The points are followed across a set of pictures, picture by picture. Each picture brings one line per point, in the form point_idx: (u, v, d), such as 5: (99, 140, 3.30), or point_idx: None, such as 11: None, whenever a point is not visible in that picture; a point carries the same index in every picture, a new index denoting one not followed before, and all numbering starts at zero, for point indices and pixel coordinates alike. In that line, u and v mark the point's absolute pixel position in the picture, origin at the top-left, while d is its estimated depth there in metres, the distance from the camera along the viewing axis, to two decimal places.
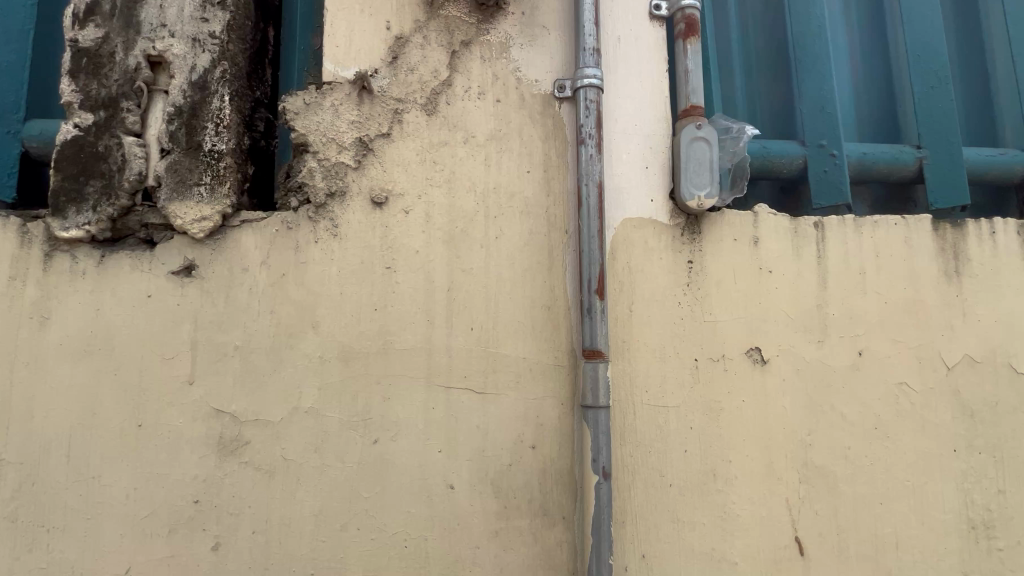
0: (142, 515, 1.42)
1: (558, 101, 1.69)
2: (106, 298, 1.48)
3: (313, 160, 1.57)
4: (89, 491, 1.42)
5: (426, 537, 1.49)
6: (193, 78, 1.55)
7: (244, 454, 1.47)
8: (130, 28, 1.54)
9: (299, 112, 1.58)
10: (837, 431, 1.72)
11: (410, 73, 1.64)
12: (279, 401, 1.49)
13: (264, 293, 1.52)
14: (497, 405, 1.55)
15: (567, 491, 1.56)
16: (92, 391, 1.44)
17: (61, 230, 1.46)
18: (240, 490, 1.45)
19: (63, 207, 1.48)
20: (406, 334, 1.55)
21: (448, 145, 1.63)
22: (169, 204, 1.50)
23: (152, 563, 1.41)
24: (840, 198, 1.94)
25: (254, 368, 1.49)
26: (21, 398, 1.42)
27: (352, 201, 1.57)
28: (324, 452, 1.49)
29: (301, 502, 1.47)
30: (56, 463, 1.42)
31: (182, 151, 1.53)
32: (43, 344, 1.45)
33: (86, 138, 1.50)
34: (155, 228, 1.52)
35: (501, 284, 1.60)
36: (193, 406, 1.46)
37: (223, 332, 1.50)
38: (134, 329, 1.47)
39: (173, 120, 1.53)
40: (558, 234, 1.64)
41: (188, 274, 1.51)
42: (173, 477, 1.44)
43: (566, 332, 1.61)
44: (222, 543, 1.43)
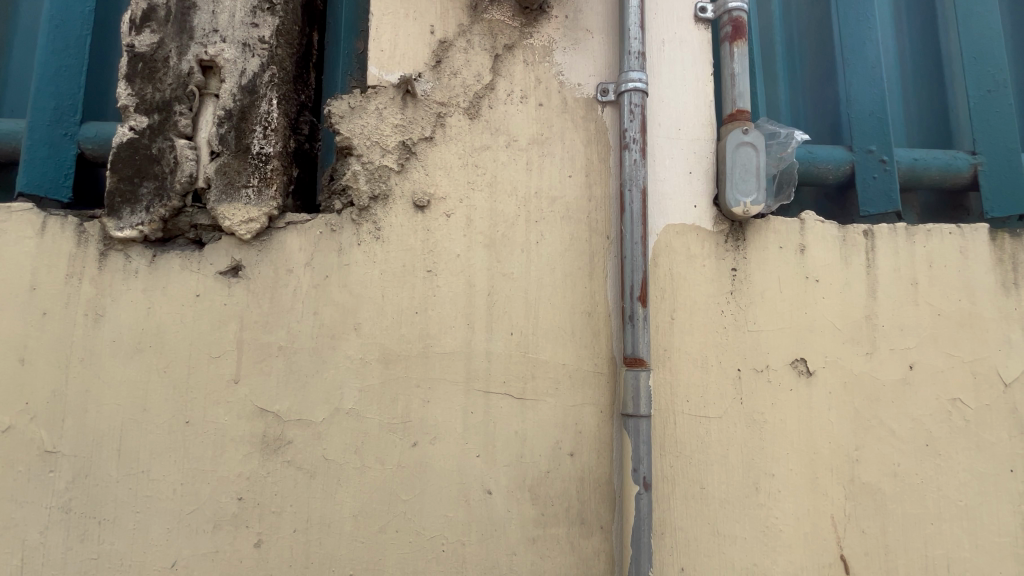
0: (188, 511, 1.45)
1: (601, 105, 1.68)
2: (157, 297, 1.51)
3: (357, 163, 1.59)
4: (139, 484, 1.45)
5: (464, 542, 1.49)
6: (243, 82, 1.58)
7: (287, 453, 1.49)
8: (184, 33, 1.58)
9: (344, 115, 1.60)
10: (886, 447, 1.66)
11: (454, 77, 1.64)
12: (321, 402, 1.51)
13: (308, 294, 1.54)
14: (536, 410, 1.54)
15: (605, 499, 1.54)
16: (143, 387, 1.48)
17: (115, 230, 1.50)
18: (282, 488, 1.47)
19: (118, 207, 1.52)
20: (446, 339, 1.55)
21: (490, 149, 1.63)
22: (218, 206, 1.53)
23: (197, 557, 1.44)
24: (889, 205, 1.88)
25: (297, 368, 1.51)
26: (76, 392, 1.47)
27: (395, 204, 1.58)
28: (364, 453, 1.50)
29: (341, 503, 1.48)
30: (108, 456, 1.46)
31: (232, 153, 1.56)
32: (97, 341, 1.49)
33: (141, 141, 1.54)
34: (204, 229, 1.55)
35: (541, 289, 1.59)
36: (238, 404, 1.49)
37: (268, 332, 1.52)
38: (183, 328, 1.51)
39: (223, 124, 1.56)
40: (599, 240, 1.62)
41: (236, 274, 1.54)
42: (218, 474, 1.47)
43: (607, 339, 1.59)
44: (264, 541, 1.45)
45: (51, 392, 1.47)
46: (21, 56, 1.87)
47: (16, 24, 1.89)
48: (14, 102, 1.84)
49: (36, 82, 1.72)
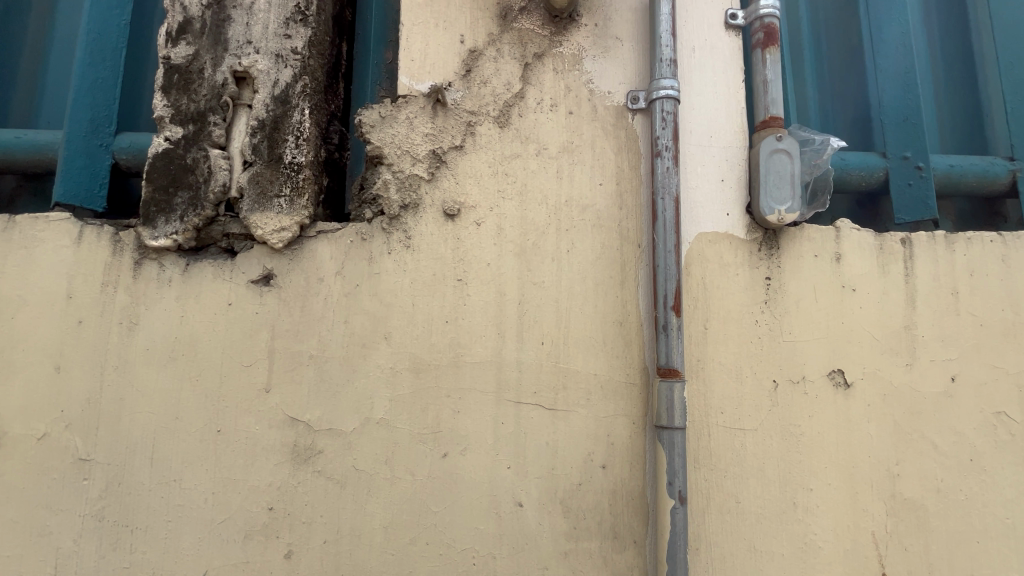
0: (219, 520, 1.45)
1: (631, 113, 1.66)
2: (191, 305, 1.52)
3: (388, 172, 1.59)
4: (171, 493, 1.45)
5: (494, 556, 1.46)
6: (276, 92, 1.59)
7: (317, 463, 1.48)
8: (218, 45, 1.60)
9: (375, 124, 1.60)
10: (929, 461, 1.61)
11: (483, 86, 1.64)
12: (351, 411, 1.50)
13: (338, 303, 1.54)
14: (568, 421, 1.52)
15: (638, 513, 1.51)
16: (175, 396, 1.48)
17: (150, 239, 1.52)
18: (313, 499, 1.46)
19: (153, 217, 1.53)
20: (477, 348, 1.53)
21: (520, 158, 1.62)
22: (250, 215, 1.54)
23: (227, 568, 1.43)
24: (925, 213, 1.84)
25: (328, 377, 1.51)
26: (110, 399, 1.48)
27: (425, 213, 1.58)
28: (394, 464, 1.48)
29: (371, 514, 1.46)
30: (140, 464, 1.46)
31: (264, 163, 1.57)
32: (130, 349, 1.50)
33: (176, 151, 1.56)
34: (236, 238, 1.56)
35: (572, 298, 1.57)
36: (269, 413, 1.49)
37: (300, 340, 1.52)
38: (215, 336, 1.51)
39: (256, 133, 1.58)
40: (630, 249, 1.60)
41: (267, 283, 1.54)
42: (249, 483, 1.46)
43: (639, 349, 1.57)
44: (294, 552, 1.44)
45: (85, 399, 1.47)
46: (58, 69, 1.91)
47: (52, 39, 1.93)
48: (50, 114, 1.88)
49: (71, 94, 1.75)
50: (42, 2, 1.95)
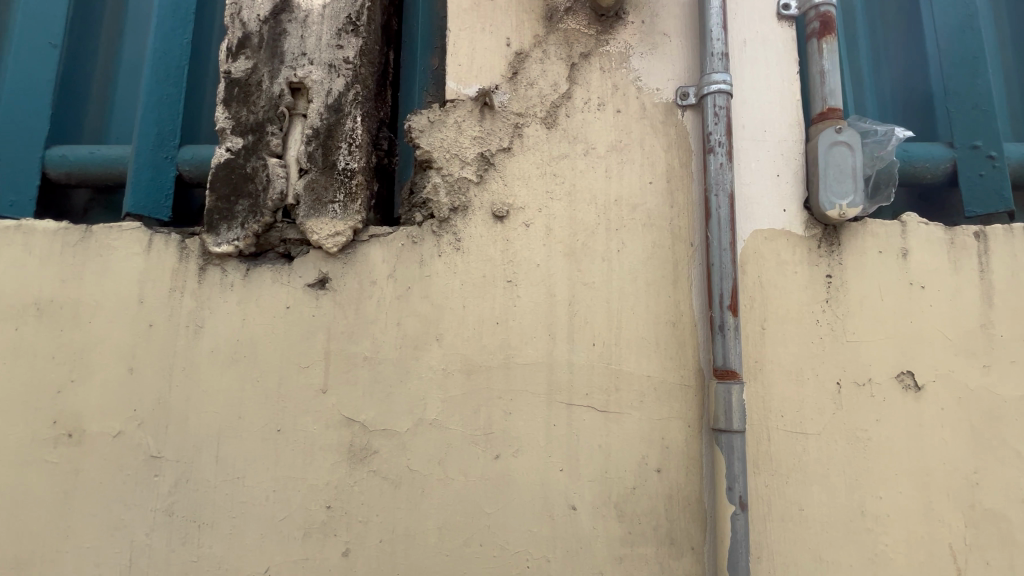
0: (280, 517, 1.49)
1: (681, 109, 1.63)
2: (252, 308, 1.58)
3: (437, 176, 1.61)
4: (235, 490, 1.50)
5: (548, 559, 1.45)
6: (330, 101, 1.64)
7: (373, 462, 1.50)
8: (275, 58, 1.66)
9: (424, 129, 1.63)
10: (1011, 470, 1.51)
11: (530, 87, 1.64)
12: (405, 412, 1.52)
13: (391, 305, 1.56)
14: (621, 424, 1.49)
15: (696, 519, 1.47)
16: (238, 396, 1.54)
17: (214, 245, 1.58)
18: (369, 498, 1.49)
19: (216, 224, 1.60)
20: (528, 349, 1.53)
21: (568, 158, 1.61)
22: (306, 221, 1.59)
23: (289, 564, 1.47)
24: (999, 205, 1.73)
25: (382, 378, 1.53)
26: (179, 399, 1.54)
27: (474, 216, 1.59)
28: (447, 465, 1.49)
29: (425, 514, 1.48)
30: (206, 462, 1.52)
31: (319, 170, 1.61)
32: (197, 350, 1.56)
33: (237, 161, 1.63)
34: (293, 243, 1.61)
35: (624, 298, 1.55)
36: (326, 413, 1.52)
37: (354, 342, 1.55)
38: (275, 338, 1.56)
39: (311, 141, 1.63)
40: (682, 247, 1.57)
41: (323, 286, 1.58)
42: (307, 481, 1.50)
43: (693, 350, 1.53)
44: (351, 550, 1.47)
45: (156, 398, 1.55)
46: (126, 87, 2.02)
47: (121, 59, 2.05)
48: (119, 129, 1.99)
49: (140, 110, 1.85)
50: (113, 26, 2.08)
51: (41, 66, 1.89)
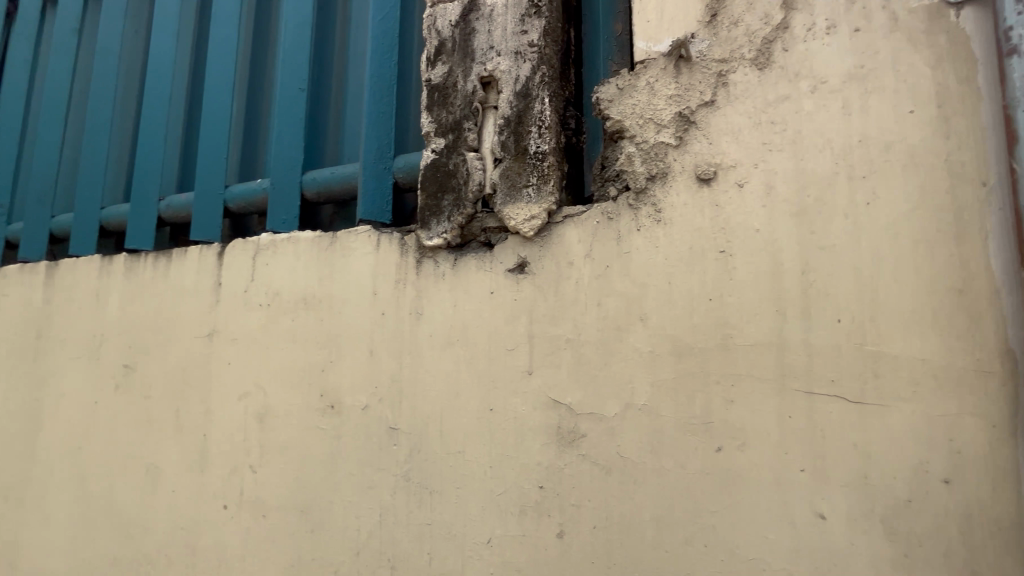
0: (497, 492, 1.56)
1: (954, 8, 1.25)
2: (461, 295, 1.69)
3: (631, 145, 1.50)
4: (457, 463, 1.63)
5: (792, 572, 1.24)
6: (518, 88, 1.67)
7: (582, 446, 1.47)
8: (466, 57, 1.75)
9: (613, 98, 1.54)
10: None
11: (734, 26, 1.42)
12: (611, 396, 1.45)
13: (590, 286, 1.51)
14: (885, 419, 1.20)
15: (1013, 551, 1.10)
16: (455, 376, 1.66)
17: (427, 239, 1.74)
18: (580, 482, 1.46)
19: (428, 220, 1.75)
20: (750, 328, 1.32)
21: (791, 99, 1.35)
22: (504, 208, 1.64)
23: (508, 538, 1.54)
24: None
25: (586, 361, 1.49)
26: (408, 378, 1.74)
27: (675, 182, 1.44)
28: (661, 454, 1.38)
29: (640, 505, 1.39)
30: (433, 435, 1.67)
31: (512, 157, 1.65)
32: (419, 334, 1.74)
33: (440, 160, 1.76)
34: (493, 232, 1.68)
35: (879, 262, 1.24)
36: (534, 395, 1.54)
37: (556, 324, 1.54)
38: (483, 322, 1.64)
39: (503, 131, 1.67)
40: (967, 189, 1.20)
41: (523, 270, 1.61)
42: (520, 460, 1.54)
43: (995, 324, 1.15)
44: (565, 532, 1.46)
45: (391, 377, 1.77)
46: (353, 114, 2.37)
47: (347, 91, 2.42)
48: (349, 150, 2.34)
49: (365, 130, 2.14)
50: (341, 65, 2.47)
51: (296, 108, 2.34)
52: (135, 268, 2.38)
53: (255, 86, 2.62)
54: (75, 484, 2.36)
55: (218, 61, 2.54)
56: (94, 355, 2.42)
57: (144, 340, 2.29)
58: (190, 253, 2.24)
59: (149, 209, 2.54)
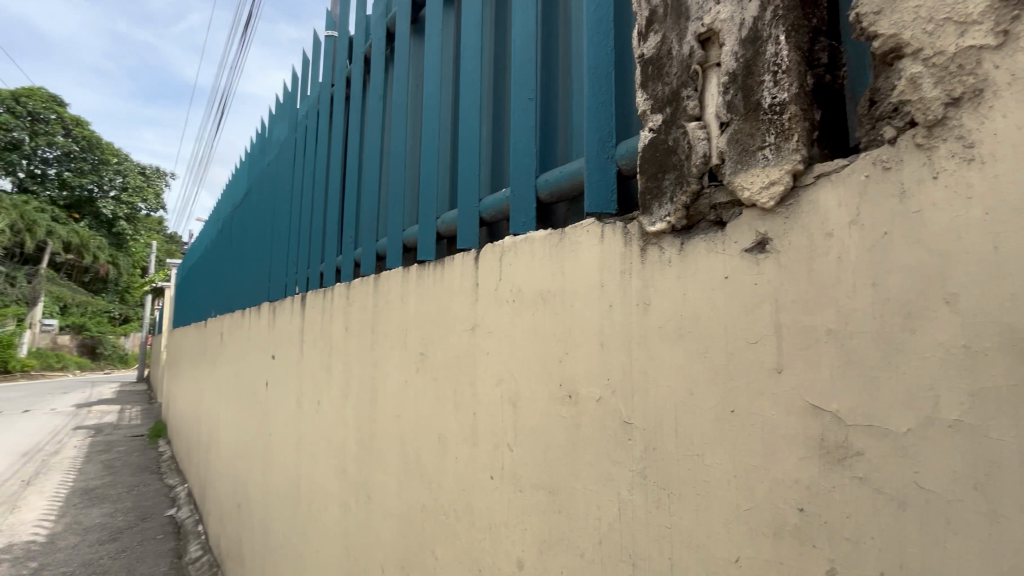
0: (745, 507, 1.36)
1: None
2: (690, 283, 1.52)
3: (916, 63, 1.12)
4: (696, 467, 1.48)
5: None
6: (744, 34, 1.43)
7: (857, 468, 1.16)
8: (680, 18, 1.60)
9: (882, 9, 1.17)
10: None
11: None
12: (902, 406, 1.10)
13: (861, 261, 1.17)
14: None
15: None
16: (688, 372, 1.51)
17: (650, 225, 1.63)
18: (857, 513, 1.15)
19: (649, 204, 1.65)
20: None
21: None
22: (734, 178, 1.43)
23: (761, 562, 1.32)
24: None
25: (858, 359, 1.16)
26: (639, 371, 1.66)
27: (997, 99, 1.01)
28: (992, 493, 0.98)
29: (957, 558, 1.02)
30: (668, 433, 1.56)
31: (741, 117, 1.43)
32: (647, 326, 1.64)
33: (659, 137, 1.64)
34: (724, 207, 1.47)
35: None
36: (786, 398, 1.28)
37: (812, 313, 1.24)
38: (717, 312, 1.44)
39: (729, 89, 1.47)
40: None
41: (764, 249, 1.35)
42: (772, 474, 1.30)
43: None
44: (838, 571, 1.18)
45: (622, 370, 1.73)
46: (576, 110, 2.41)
47: (571, 90, 2.48)
48: (575, 147, 2.40)
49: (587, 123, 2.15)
50: (564, 66, 2.56)
51: (527, 118, 2.52)
52: (424, 275, 2.98)
53: (497, 106, 2.93)
54: (398, 442, 3.09)
55: (467, 93, 2.94)
56: (403, 345, 3.12)
57: (432, 332, 2.84)
58: (457, 259, 2.66)
59: (429, 227, 3.13)
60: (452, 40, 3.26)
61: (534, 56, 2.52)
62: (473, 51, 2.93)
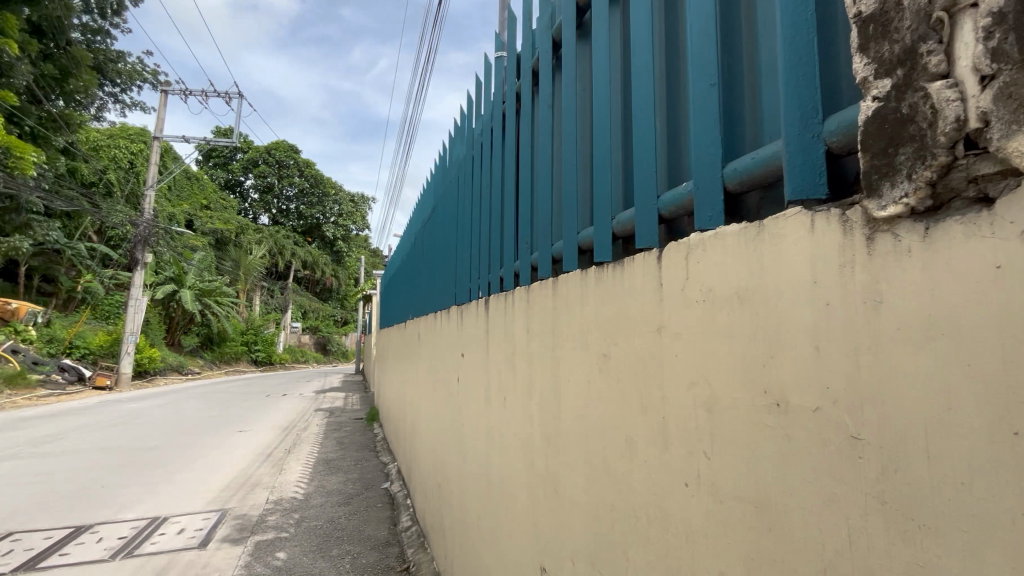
0: None
1: None
2: (942, 276, 1.27)
3: None
4: (960, 497, 1.23)
5: None
6: None
7: None
8: None
9: None
10: None
11: None
12: None
13: None
14: None
15: None
16: (944, 384, 1.26)
17: (879, 210, 1.40)
18: None
19: (877, 185, 1.42)
20: None
21: None
22: (1007, 142, 1.15)
23: None
24: None
25: None
26: (871, 381, 1.43)
27: None
28: None
29: None
30: (916, 455, 1.32)
31: (1016, 66, 1.14)
32: (880, 329, 1.41)
33: (887, 106, 1.40)
34: (990, 179, 1.22)
35: None
36: None
37: None
38: (986, 312, 1.18)
39: (993, 33, 1.18)
40: None
41: None
42: None
43: None
44: None
45: (846, 378, 1.50)
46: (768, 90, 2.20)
47: (759, 66, 2.26)
48: (768, 131, 2.19)
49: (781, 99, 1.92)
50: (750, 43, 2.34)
51: (709, 104, 2.37)
52: (604, 277, 3.00)
53: (671, 97, 2.81)
54: (584, 440, 3.16)
55: (640, 88, 2.87)
56: (585, 345, 3.19)
57: (615, 333, 2.84)
58: (639, 259, 2.63)
59: (605, 228, 3.15)
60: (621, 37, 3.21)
61: (717, 36, 2.36)
62: (645, 44, 2.85)
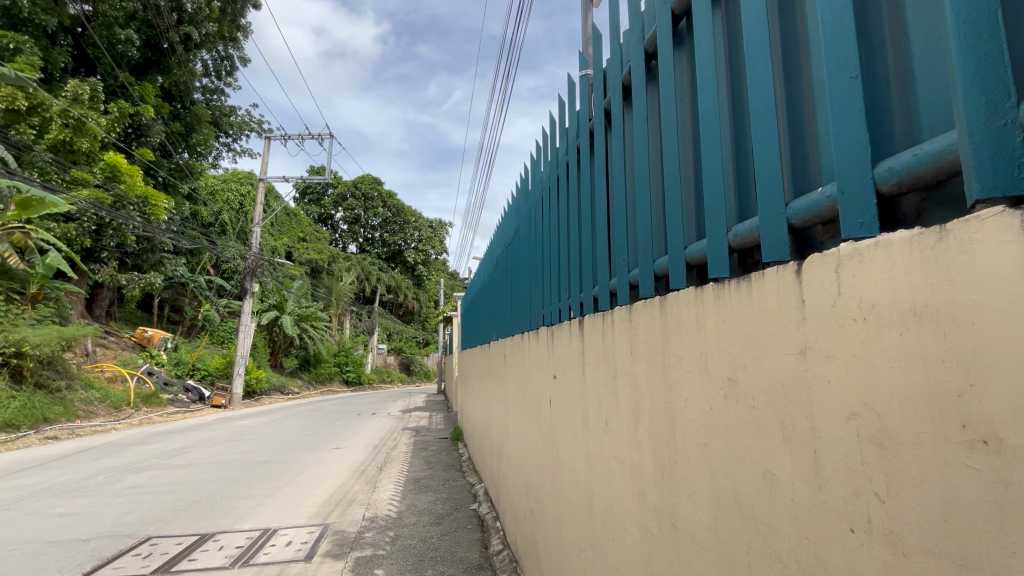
0: None
1: None
2: None
3: None
4: None
5: None
6: None
7: None
8: None
9: None
10: None
11: None
12: None
13: None
14: None
15: None
16: None
17: None
18: None
19: None
20: None
21: None
22: None
23: None
24: None
25: None
26: None
27: None
28: None
29: None
30: None
31: None
32: None
33: None
34: None
35: None
36: None
37: None
38: None
39: None
40: None
41: None
42: None
43: None
44: None
45: None
46: (922, 61, 1.66)
47: (913, 30, 1.68)
48: (924, 114, 1.64)
49: (953, 70, 1.40)
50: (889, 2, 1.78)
51: (841, 86, 1.83)
52: (712, 294, 2.57)
53: (792, 85, 2.27)
54: (697, 472, 2.71)
55: (746, 78, 2.40)
56: (695, 366, 2.75)
57: (732, 353, 2.39)
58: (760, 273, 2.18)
59: (714, 243, 2.67)
60: (721, 32, 2.79)
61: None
62: (755, 27, 2.36)
